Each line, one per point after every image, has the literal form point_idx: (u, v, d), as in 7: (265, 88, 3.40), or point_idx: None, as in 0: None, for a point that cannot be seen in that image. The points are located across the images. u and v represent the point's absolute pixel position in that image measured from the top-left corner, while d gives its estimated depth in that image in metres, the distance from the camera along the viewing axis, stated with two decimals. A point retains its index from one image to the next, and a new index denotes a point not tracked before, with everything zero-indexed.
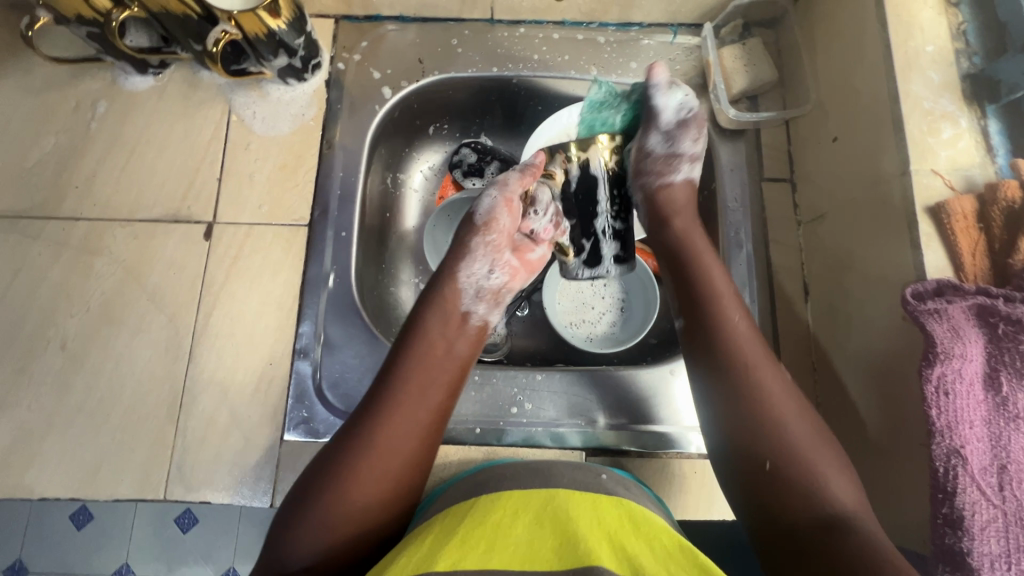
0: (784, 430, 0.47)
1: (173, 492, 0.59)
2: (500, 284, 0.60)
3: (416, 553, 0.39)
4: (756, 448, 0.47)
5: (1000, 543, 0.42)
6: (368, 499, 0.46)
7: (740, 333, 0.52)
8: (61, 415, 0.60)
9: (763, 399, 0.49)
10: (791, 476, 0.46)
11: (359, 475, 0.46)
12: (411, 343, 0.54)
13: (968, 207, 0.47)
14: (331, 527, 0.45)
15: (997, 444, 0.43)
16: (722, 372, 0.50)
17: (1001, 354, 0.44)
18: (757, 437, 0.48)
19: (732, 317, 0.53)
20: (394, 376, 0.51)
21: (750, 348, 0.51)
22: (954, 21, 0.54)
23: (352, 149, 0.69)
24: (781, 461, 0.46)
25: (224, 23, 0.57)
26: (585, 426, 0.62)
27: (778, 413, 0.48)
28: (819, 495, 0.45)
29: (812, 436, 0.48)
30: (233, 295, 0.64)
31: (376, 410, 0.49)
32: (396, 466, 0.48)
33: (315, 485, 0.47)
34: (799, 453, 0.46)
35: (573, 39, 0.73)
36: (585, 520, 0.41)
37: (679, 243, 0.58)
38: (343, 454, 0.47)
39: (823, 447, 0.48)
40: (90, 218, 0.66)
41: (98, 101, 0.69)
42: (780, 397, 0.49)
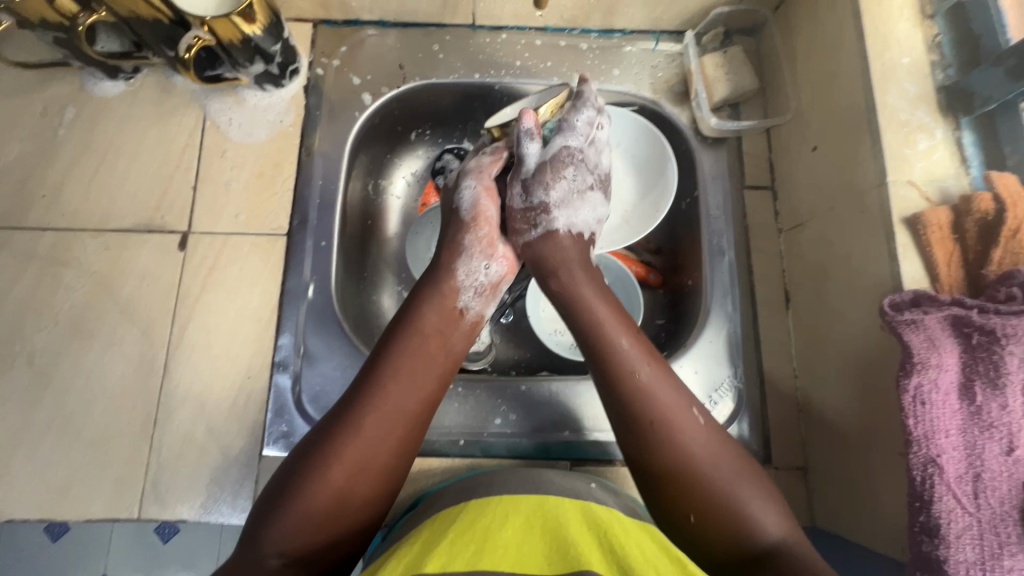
0: (704, 473, 0.46)
1: (147, 511, 0.57)
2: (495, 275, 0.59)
3: (403, 558, 0.38)
4: (692, 494, 0.45)
5: (975, 551, 0.42)
6: (347, 486, 0.45)
7: (657, 396, 0.48)
8: (29, 433, 0.58)
9: (674, 436, 0.47)
10: (714, 508, 0.44)
11: (339, 463, 0.45)
12: (404, 331, 0.53)
13: (943, 217, 0.48)
14: (310, 519, 0.43)
15: (972, 452, 0.44)
16: (656, 445, 0.47)
17: (976, 364, 0.44)
18: (677, 490, 0.45)
19: (639, 372, 0.49)
20: (386, 365, 0.50)
21: (665, 396, 0.48)
22: (929, 34, 0.54)
23: (331, 157, 0.67)
24: (705, 511, 0.44)
25: (196, 29, 0.56)
26: (568, 436, 0.62)
27: (695, 458, 0.46)
28: (744, 530, 0.44)
29: (734, 472, 0.46)
30: (209, 307, 0.63)
31: (363, 398, 0.48)
32: (379, 454, 0.46)
33: (294, 476, 0.45)
34: (731, 490, 0.45)
35: (555, 45, 0.72)
36: (577, 524, 0.41)
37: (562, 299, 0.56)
38: (328, 442, 0.46)
39: (751, 484, 0.46)
40: (59, 229, 0.63)
41: (66, 107, 0.67)
42: (687, 420, 0.48)
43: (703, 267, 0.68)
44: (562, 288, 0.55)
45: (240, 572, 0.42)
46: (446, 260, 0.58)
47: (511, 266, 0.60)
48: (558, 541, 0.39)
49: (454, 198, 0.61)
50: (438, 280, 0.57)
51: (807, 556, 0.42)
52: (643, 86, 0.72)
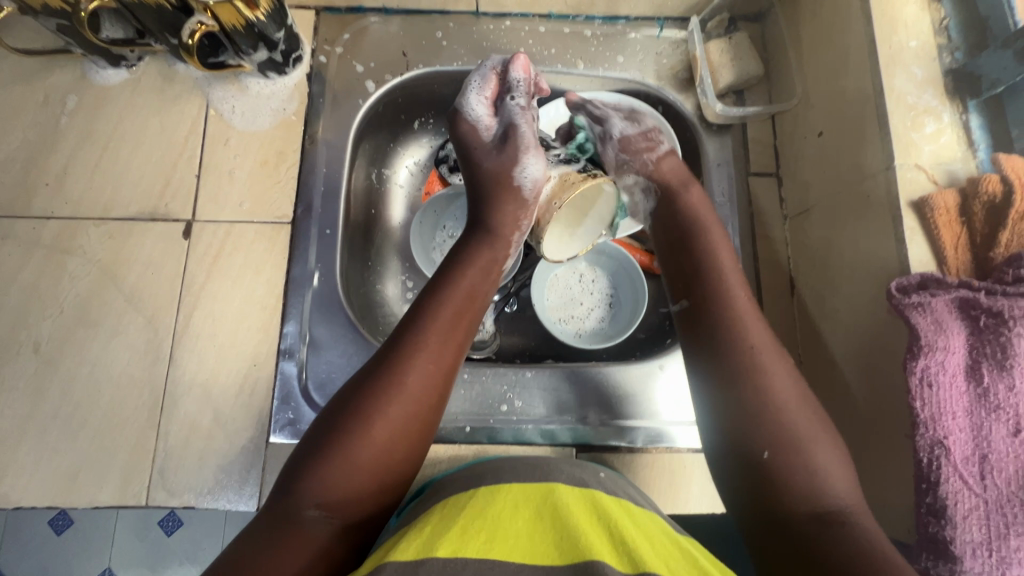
0: (790, 431, 0.45)
1: (155, 498, 0.57)
2: (538, 181, 0.57)
3: (416, 540, 0.39)
4: (761, 436, 0.45)
5: (981, 532, 0.43)
6: (386, 438, 0.45)
7: (732, 280, 0.53)
8: (35, 421, 0.58)
9: (779, 406, 0.46)
10: (790, 467, 0.44)
11: (380, 417, 0.45)
12: (444, 286, 0.53)
13: (950, 201, 0.48)
14: (353, 469, 0.43)
15: (979, 434, 0.44)
16: (733, 371, 0.48)
17: (983, 346, 0.45)
18: (754, 427, 0.46)
19: (755, 346, 0.49)
20: (420, 321, 0.50)
21: (767, 354, 0.48)
22: (936, 17, 0.54)
23: (335, 145, 0.67)
24: (781, 450, 0.45)
25: (200, 14, 0.56)
26: (575, 422, 0.62)
27: (780, 405, 0.46)
28: (816, 487, 0.43)
29: (820, 438, 0.45)
30: (214, 295, 0.62)
31: (404, 352, 0.48)
32: (417, 407, 0.47)
33: (336, 424, 0.45)
34: (800, 443, 0.45)
35: (559, 32, 0.72)
36: (583, 514, 0.41)
37: (688, 220, 0.58)
38: (367, 397, 0.46)
39: (826, 439, 0.45)
40: (62, 217, 0.63)
41: (68, 96, 0.66)
42: (797, 406, 0.47)
43: None
44: (686, 207, 0.58)
45: (274, 527, 0.41)
46: (502, 182, 0.57)
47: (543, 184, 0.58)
48: (563, 534, 0.39)
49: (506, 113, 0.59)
50: (485, 242, 0.57)
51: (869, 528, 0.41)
52: (647, 73, 0.72)
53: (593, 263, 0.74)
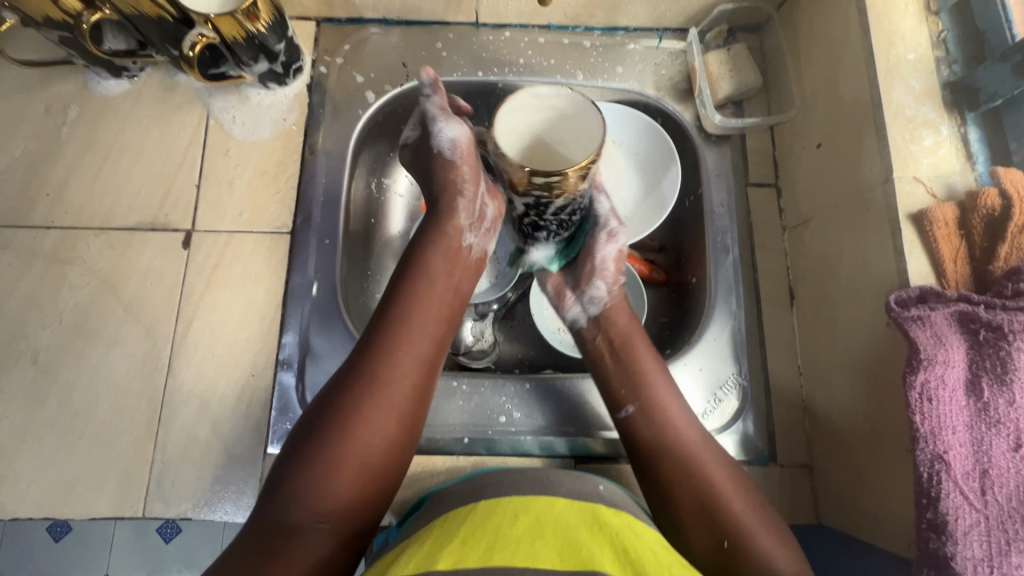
0: (732, 514, 0.49)
1: (152, 509, 0.57)
2: (456, 142, 0.58)
3: (413, 554, 0.38)
4: (714, 527, 0.49)
5: (983, 548, 0.42)
6: (370, 437, 0.47)
7: (648, 370, 0.57)
8: (33, 431, 0.58)
9: (721, 501, 0.49)
10: (745, 552, 0.47)
11: (361, 413, 0.47)
12: (411, 279, 0.54)
13: (949, 214, 0.48)
14: (341, 467, 0.45)
15: (979, 449, 0.44)
16: (652, 446, 0.53)
17: (983, 360, 0.44)
18: (698, 524, 0.49)
19: (686, 437, 0.53)
20: (391, 315, 0.52)
21: (686, 433, 0.53)
22: (934, 29, 0.54)
23: (335, 155, 0.67)
24: (734, 534, 0.48)
25: (200, 27, 0.56)
26: (573, 434, 0.62)
27: (716, 491, 0.50)
28: (765, 561, 0.46)
29: (751, 511, 0.49)
30: (213, 305, 0.63)
31: (374, 354, 0.50)
32: (396, 398, 0.49)
33: (316, 427, 0.46)
34: (744, 530, 0.48)
35: (558, 43, 0.72)
36: (584, 526, 0.41)
37: (610, 323, 0.61)
38: (347, 394, 0.48)
39: (760, 518, 0.49)
40: (62, 227, 0.63)
41: (69, 106, 0.67)
42: (732, 492, 0.50)
43: (707, 265, 0.68)
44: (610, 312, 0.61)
45: (264, 535, 0.42)
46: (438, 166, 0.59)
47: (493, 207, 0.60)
48: (565, 542, 0.39)
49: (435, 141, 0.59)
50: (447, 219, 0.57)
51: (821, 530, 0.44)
52: (646, 84, 0.72)
53: None
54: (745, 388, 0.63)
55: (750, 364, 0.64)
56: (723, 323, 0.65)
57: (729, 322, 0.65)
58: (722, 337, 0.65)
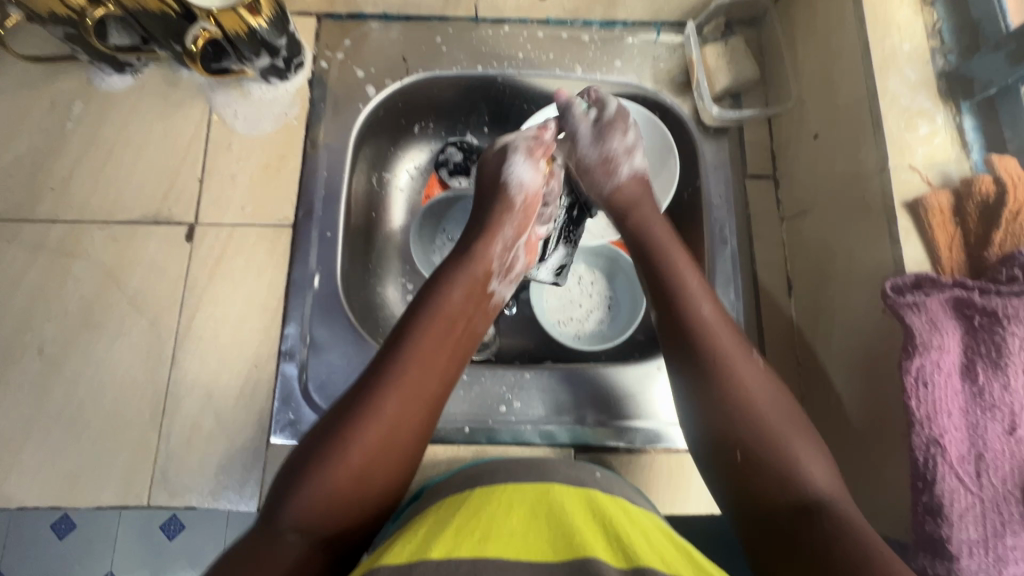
0: (761, 415, 0.47)
1: (157, 498, 0.58)
2: (524, 185, 0.62)
3: (412, 540, 0.39)
4: (735, 437, 0.47)
5: (978, 530, 0.43)
6: (369, 461, 0.45)
7: (686, 273, 0.55)
8: (39, 422, 0.59)
9: (752, 406, 0.48)
10: (768, 459, 0.45)
11: (364, 441, 0.45)
12: (426, 316, 0.53)
13: (944, 201, 0.48)
14: (330, 496, 0.43)
15: (974, 433, 0.44)
16: (702, 359, 0.50)
17: (977, 345, 0.45)
18: (730, 428, 0.47)
19: (723, 341, 0.51)
20: (406, 346, 0.51)
21: (727, 339, 0.51)
22: (929, 20, 0.55)
23: (336, 149, 0.68)
24: (759, 448, 0.46)
25: (203, 21, 0.56)
26: (573, 423, 0.62)
27: (751, 395, 0.48)
28: (793, 479, 0.44)
29: (792, 431, 0.47)
30: (216, 297, 0.63)
31: (383, 382, 0.48)
32: (399, 433, 0.47)
33: (319, 444, 0.45)
34: (776, 441, 0.46)
35: (557, 38, 0.73)
36: (579, 513, 0.42)
37: (648, 237, 0.60)
38: (348, 423, 0.46)
39: (793, 427, 0.47)
40: (67, 221, 0.64)
41: (73, 102, 0.67)
42: (767, 401, 0.48)
43: (706, 256, 0.68)
44: (635, 229, 0.61)
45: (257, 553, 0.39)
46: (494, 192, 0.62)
47: (529, 259, 0.64)
48: (559, 532, 0.40)
49: (502, 171, 0.62)
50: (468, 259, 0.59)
51: (850, 516, 0.41)
52: (644, 77, 0.72)
53: (592, 266, 0.75)
54: None
55: None
56: None
57: (728, 312, 0.65)
58: None
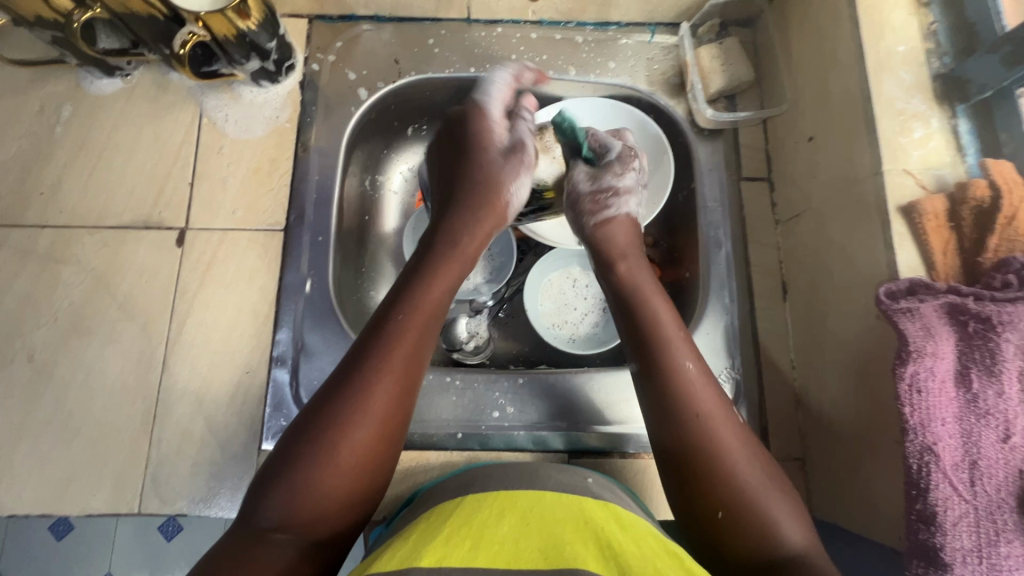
0: (734, 478, 0.45)
1: (148, 505, 0.57)
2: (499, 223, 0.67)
3: (401, 551, 0.39)
4: (709, 498, 0.45)
5: (972, 538, 0.42)
6: (360, 456, 0.44)
7: (661, 318, 0.53)
8: (28, 429, 0.59)
9: (725, 465, 0.46)
10: (745, 522, 0.44)
11: (351, 438, 0.44)
12: (412, 297, 0.51)
13: (939, 206, 0.48)
14: (317, 497, 0.42)
15: (968, 440, 0.44)
16: (679, 423, 0.48)
17: (972, 352, 0.44)
18: (707, 491, 0.45)
19: (700, 401, 0.48)
20: (388, 331, 0.48)
21: (705, 397, 0.48)
22: (924, 21, 0.54)
23: (327, 152, 0.67)
24: (734, 507, 0.44)
25: (191, 25, 0.56)
26: (566, 429, 0.62)
27: (726, 453, 0.46)
28: (771, 532, 0.44)
29: (766, 482, 0.46)
30: (207, 303, 0.63)
31: (365, 371, 0.46)
32: (385, 425, 0.46)
33: (304, 441, 0.44)
34: (753, 497, 0.45)
35: (550, 39, 0.72)
36: (570, 520, 0.41)
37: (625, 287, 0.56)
38: (334, 417, 0.44)
39: (769, 480, 0.46)
40: (56, 226, 0.64)
41: (63, 105, 0.67)
42: (743, 455, 0.46)
43: (701, 259, 0.68)
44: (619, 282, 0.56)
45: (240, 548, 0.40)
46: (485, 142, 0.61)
47: None
48: (549, 538, 0.39)
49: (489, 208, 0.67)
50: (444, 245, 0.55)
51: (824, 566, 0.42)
52: (638, 79, 0.72)
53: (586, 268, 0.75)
54: (738, 383, 0.63)
55: (743, 358, 0.64)
56: (716, 317, 0.65)
57: (722, 316, 0.65)
58: (715, 332, 0.65)
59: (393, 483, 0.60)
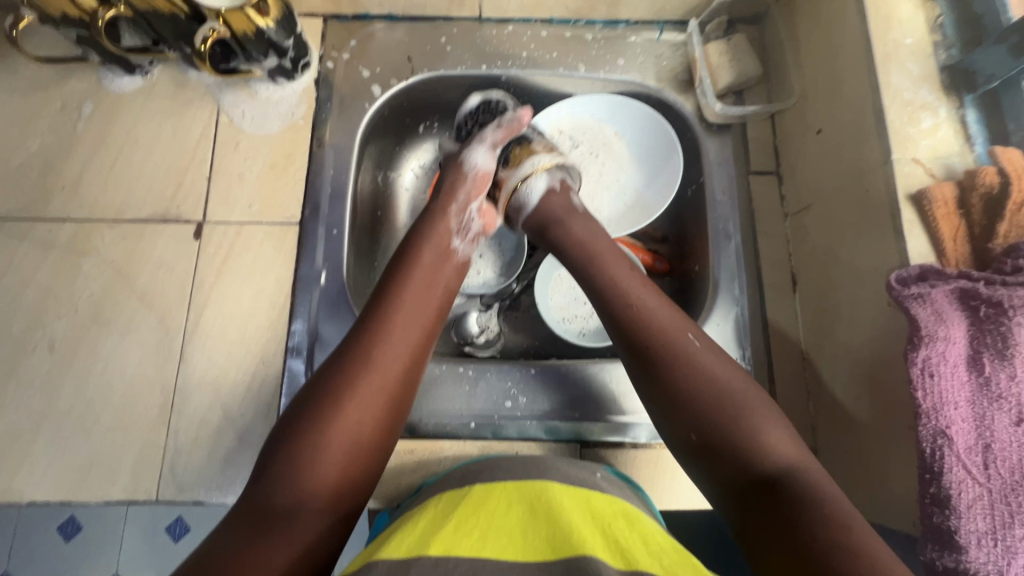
0: (705, 386, 0.47)
1: (165, 492, 0.58)
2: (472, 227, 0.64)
3: (408, 538, 0.40)
4: (691, 403, 0.47)
5: (987, 521, 0.42)
6: (358, 425, 0.47)
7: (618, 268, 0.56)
8: (48, 418, 0.60)
9: (693, 372, 0.48)
10: (727, 428, 0.45)
11: (344, 411, 0.47)
12: (392, 284, 0.55)
13: (948, 193, 0.48)
14: (318, 465, 0.44)
15: (982, 424, 0.44)
16: (648, 338, 0.50)
17: (983, 336, 0.45)
18: (687, 401, 0.47)
19: (660, 325, 0.51)
20: (372, 317, 0.52)
21: (661, 321, 0.51)
22: (931, 14, 0.55)
23: (342, 147, 0.69)
24: (716, 413, 0.46)
25: (212, 22, 0.57)
26: (578, 419, 0.62)
27: (697, 365, 0.48)
28: (760, 448, 0.44)
29: (748, 399, 0.47)
30: (223, 294, 0.64)
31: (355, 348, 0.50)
32: (378, 392, 0.48)
33: (303, 413, 0.47)
34: (730, 409, 0.46)
35: (560, 37, 0.73)
36: (576, 508, 0.42)
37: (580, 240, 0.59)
38: (329, 391, 0.48)
39: (756, 403, 0.46)
40: (78, 219, 0.65)
41: (84, 102, 0.68)
42: (708, 364, 0.48)
43: (710, 252, 0.68)
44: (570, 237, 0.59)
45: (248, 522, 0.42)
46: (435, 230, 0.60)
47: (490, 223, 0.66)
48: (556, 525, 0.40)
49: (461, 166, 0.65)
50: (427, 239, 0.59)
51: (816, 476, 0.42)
52: (647, 75, 0.73)
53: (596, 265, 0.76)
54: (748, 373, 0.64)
55: (753, 350, 0.65)
56: (726, 308, 0.66)
57: (732, 308, 0.66)
58: (725, 323, 0.65)
59: (407, 472, 0.60)
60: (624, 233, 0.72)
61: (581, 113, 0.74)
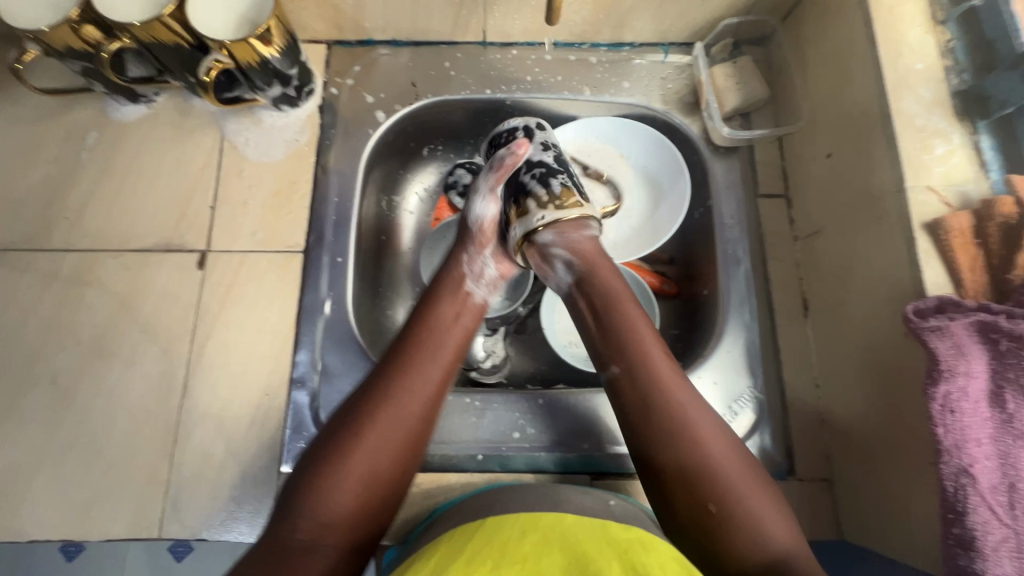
0: (717, 472, 0.46)
1: (168, 529, 0.57)
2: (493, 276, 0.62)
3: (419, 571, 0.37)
4: (704, 494, 0.45)
5: (1014, 564, 0.41)
6: (371, 467, 0.46)
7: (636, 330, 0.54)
8: (50, 452, 0.59)
9: (703, 453, 0.47)
10: (733, 523, 0.44)
11: (356, 457, 0.46)
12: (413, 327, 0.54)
13: (965, 222, 0.47)
14: (328, 513, 0.44)
15: (1006, 461, 0.43)
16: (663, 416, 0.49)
17: (1006, 371, 0.44)
18: (699, 486, 0.46)
19: (673, 397, 0.49)
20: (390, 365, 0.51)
21: (680, 392, 0.50)
22: (941, 39, 0.54)
23: (346, 174, 0.68)
24: (725, 504, 0.45)
25: (216, 53, 0.57)
26: (588, 450, 0.61)
27: (710, 451, 0.47)
28: (759, 540, 0.43)
29: (756, 493, 0.46)
30: (228, 324, 0.63)
31: (371, 396, 0.49)
32: (393, 440, 0.48)
33: (319, 456, 0.46)
34: (732, 495, 0.45)
35: (565, 60, 0.73)
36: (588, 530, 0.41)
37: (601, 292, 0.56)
38: (345, 434, 0.47)
39: (756, 492, 0.46)
40: (81, 250, 0.64)
41: (88, 131, 0.68)
42: (721, 448, 0.48)
43: (718, 277, 0.67)
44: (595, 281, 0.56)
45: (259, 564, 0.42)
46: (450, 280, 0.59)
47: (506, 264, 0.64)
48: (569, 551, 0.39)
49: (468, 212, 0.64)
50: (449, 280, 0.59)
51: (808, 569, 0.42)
52: (653, 98, 0.72)
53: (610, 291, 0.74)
54: (761, 402, 0.62)
55: (765, 377, 0.63)
56: (736, 334, 0.64)
57: (743, 333, 0.64)
58: (736, 350, 0.64)
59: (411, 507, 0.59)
60: (629, 258, 0.71)
61: (587, 137, 0.74)
